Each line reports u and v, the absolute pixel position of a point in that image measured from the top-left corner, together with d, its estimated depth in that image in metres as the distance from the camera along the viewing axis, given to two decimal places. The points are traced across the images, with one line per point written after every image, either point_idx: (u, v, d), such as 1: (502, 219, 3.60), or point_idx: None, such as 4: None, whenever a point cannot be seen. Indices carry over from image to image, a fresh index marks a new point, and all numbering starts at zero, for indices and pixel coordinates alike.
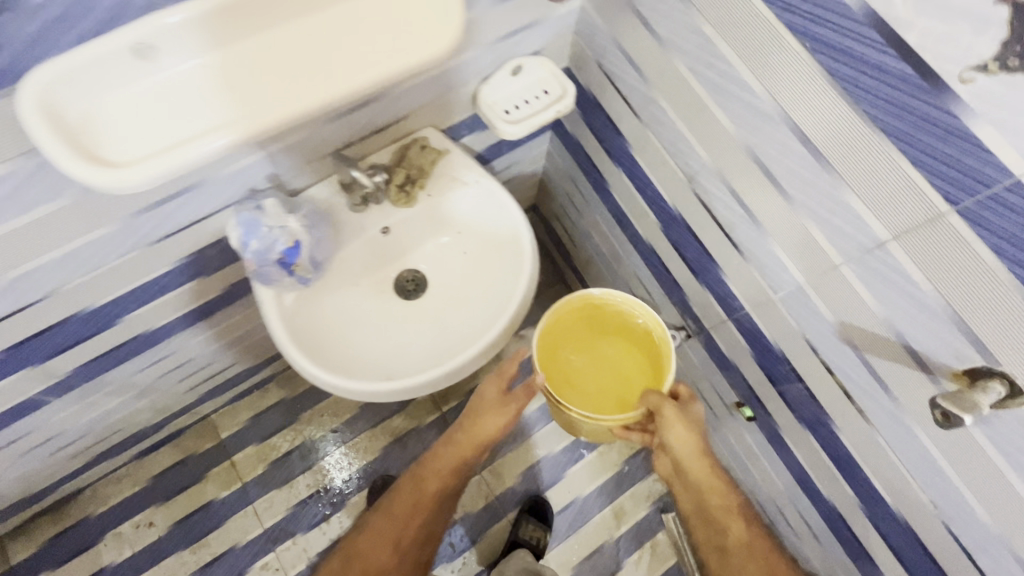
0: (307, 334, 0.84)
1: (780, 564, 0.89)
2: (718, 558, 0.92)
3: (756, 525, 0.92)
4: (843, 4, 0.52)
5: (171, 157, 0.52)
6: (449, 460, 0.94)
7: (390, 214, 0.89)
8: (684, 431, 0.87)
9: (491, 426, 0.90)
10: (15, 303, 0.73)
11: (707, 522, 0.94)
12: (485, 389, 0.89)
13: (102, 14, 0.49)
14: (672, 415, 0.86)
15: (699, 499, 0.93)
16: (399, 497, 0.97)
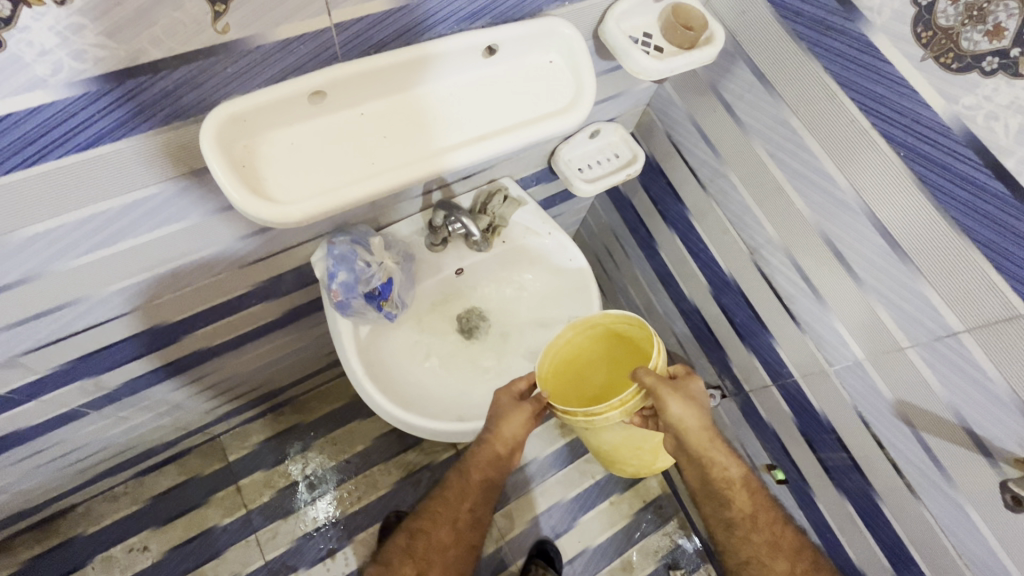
0: (378, 368, 0.85)
1: (784, 534, 0.87)
2: (723, 533, 0.87)
3: (762, 498, 0.87)
4: (940, 123, 0.59)
5: (331, 198, 0.55)
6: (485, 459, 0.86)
7: (466, 257, 0.91)
8: (679, 401, 0.76)
9: (521, 426, 0.82)
10: (100, 314, 0.73)
11: (711, 496, 0.86)
12: (501, 399, 0.82)
13: (291, 61, 0.52)
14: (666, 392, 0.75)
15: (705, 474, 0.83)
16: (445, 498, 0.90)
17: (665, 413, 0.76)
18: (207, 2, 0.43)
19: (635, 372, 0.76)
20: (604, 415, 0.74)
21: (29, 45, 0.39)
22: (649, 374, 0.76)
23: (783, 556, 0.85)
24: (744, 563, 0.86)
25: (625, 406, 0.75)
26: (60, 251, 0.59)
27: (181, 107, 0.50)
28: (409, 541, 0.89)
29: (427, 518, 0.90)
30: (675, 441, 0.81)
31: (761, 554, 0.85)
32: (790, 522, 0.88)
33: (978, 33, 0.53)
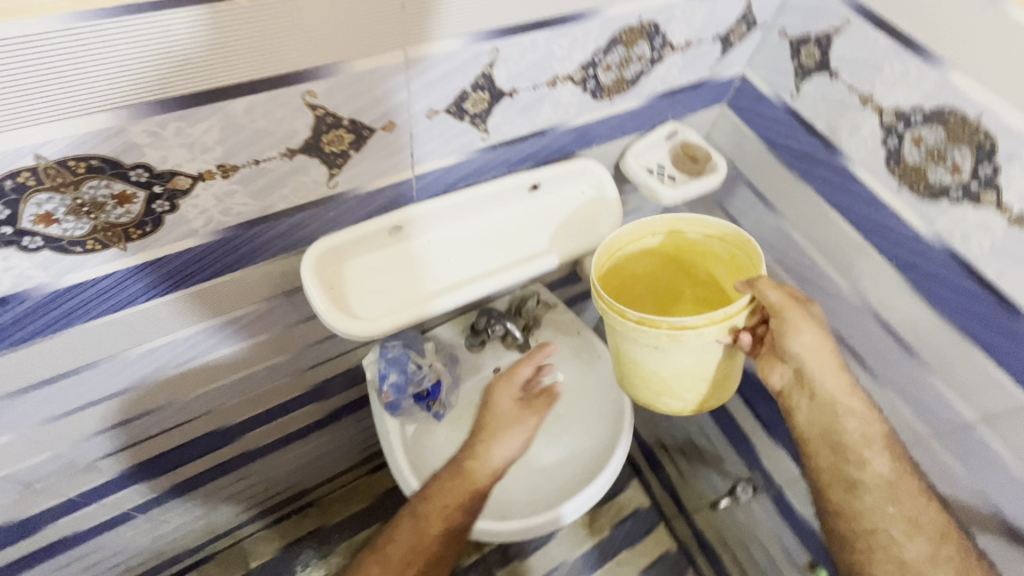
0: (423, 466, 0.88)
1: (927, 514, 0.65)
2: (843, 496, 0.67)
3: (906, 463, 0.67)
4: (923, 238, 0.69)
5: (407, 315, 0.64)
6: (457, 473, 0.74)
7: (502, 356, 0.98)
8: (808, 326, 0.65)
9: (505, 428, 0.75)
10: (177, 418, 0.79)
11: (829, 449, 0.67)
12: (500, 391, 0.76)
13: (378, 204, 0.63)
14: (795, 314, 0.64)
15: (831, 423, 0.67)
16: (395, 541, 0.72)
17: (790, 338, 0.65)
18: (326, 168, 0.55)
19: (753, 283, 0.65)
20: (700, 326, 0.63)
21: (195, 207, 0.50)
22: (767, 284, 0.65)
23: (923, 539, 0.64)
24: (892, 564, 0.64)
25: (729, 321, 0.64)
26: (161, 362, 0.67)
27: (288, 244, 0.61)
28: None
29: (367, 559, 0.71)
30: (792, 376, 0.69)
31: (894, 531, 0.65)
32: (934, 498, 0.67)
33: (941, 170, 0.64)
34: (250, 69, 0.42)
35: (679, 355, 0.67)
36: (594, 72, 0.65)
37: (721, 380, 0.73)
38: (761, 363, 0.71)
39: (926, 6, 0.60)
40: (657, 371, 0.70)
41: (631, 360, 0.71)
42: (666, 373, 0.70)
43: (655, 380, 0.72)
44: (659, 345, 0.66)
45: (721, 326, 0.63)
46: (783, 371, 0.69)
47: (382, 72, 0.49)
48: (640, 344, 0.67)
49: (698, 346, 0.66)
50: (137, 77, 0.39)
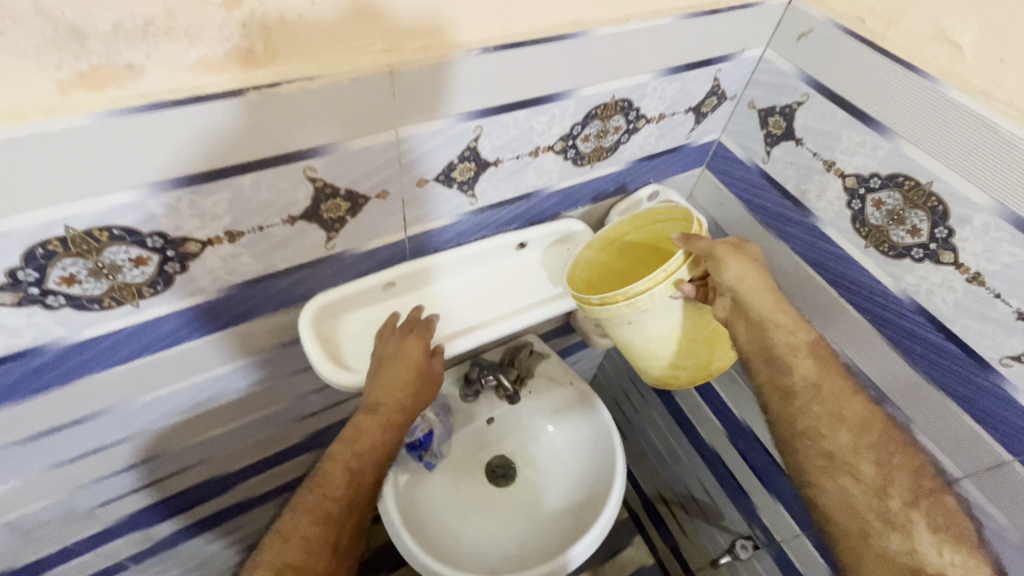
0: (416, 518, 0.89)
1: (854, 409, 0.68)
2: (778, 402, 0.71)
3: (832, 367, 0.71)
4: (892, 295, 0.72)
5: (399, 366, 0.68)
6: (382, 424, 0.69)
7: (496, 407, 1.00)
8: (736, 260, 0.71)
9: (413, 381, 0.68)
10: (177, 465, 0.81)
11: (766, 362, 0.71)
12: (406, 349, 0.67)
13: (374, 263, 0.68)
14: (724, 251, 0.71)
15: (761, 339, 0.71)
16: (329, 495, 0.66)
17: (720, 273, 0.70)
18: (325, 232, 0.60)
19: (687, 238, 0.71)
20: (645, 288, 0.71)
21: (203, 268, 0.54)
22: (698, 237, 0.71)
23: (849, 428, 0.67)
24: (824, 458, 0.67)
25: (673, 277, 0.71)
26: (163, 412, 0.70)
27: (287, 300, 0.65)
28: (272, 550, 0.62)
29: (293, 519, 0.64)
30: (732, 307, 0.73)
31: (821, 426, 0.68)
32: (862, 396, 0.70)
33: (903, 231, 0.67)
34: (256, 151, 0.48)
35: (651, 321, 0.75)
36: (574, 142, 0.71)
37: (712, 340, 0.80)
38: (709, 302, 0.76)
39: (875, 85, 0.65)
40: (646, 346, 0.78)
41: (624, 342, 0.80)
42: (655, 346, 0.78)
43: (651, 356, 0.80)
44: (630, 318, 0.74)
45: (668, 285, 0.71)
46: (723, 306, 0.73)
47: (375, 149, 0.55)
48: (616, 323, 0.75)
49: (661, 310, 0.74)
50: (158, 161, 0.44)
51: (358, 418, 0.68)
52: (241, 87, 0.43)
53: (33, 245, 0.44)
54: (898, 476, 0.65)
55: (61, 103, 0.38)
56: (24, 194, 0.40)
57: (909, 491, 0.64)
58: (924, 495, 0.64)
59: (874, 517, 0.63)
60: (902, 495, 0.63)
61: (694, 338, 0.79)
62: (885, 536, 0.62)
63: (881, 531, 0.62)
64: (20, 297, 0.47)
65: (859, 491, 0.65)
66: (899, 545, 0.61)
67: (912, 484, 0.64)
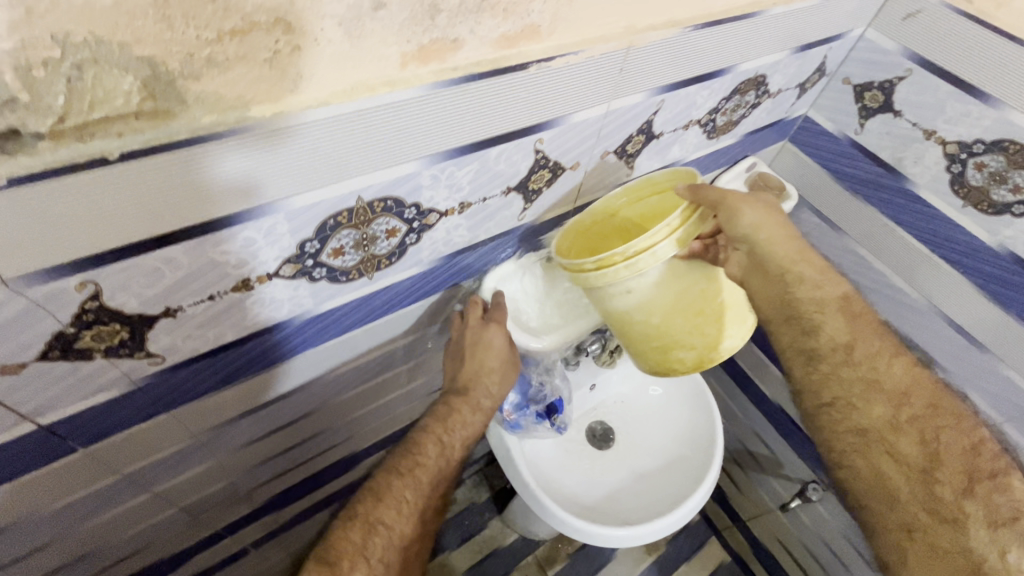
0: (541, 479, 0.94)
1: (890, 373, 0.61)
2: (803, 366, 0.65)
3: (866, 323, 0.64)
4: (988, 248, 0.81)
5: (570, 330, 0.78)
6: (472, 407, 0.73)
7: (598, 373, 1.05)
8: (750, 206, 0.64)
9: (497, 368, 0.74)
10: (324, 443, 0.83)
11: (785, 321, 0.66)
12: (499, 338, 0.72)
13: (541, 234, 0.73)
14: (734, 197, 0.63)
15: (781, 293, 0.66)
16: (421, 462, 0.68)
17: (733, 219, 0.63)
18: (523, 204, 0.63)
19: (692, 185, 0.62)
20: (648, 245, 0.60)
21: (431, 239, 0.57)
22: (705, 186, 0.61)
23: (884, 399, 0.60)
24: (853, 434, 0.61)
25: (677, 233, 0.61)
26: (341, 386, 0.72)
27: (468, 271, 0.68)
28: (367, 506, 0.63)
29: (385, 480, 0.65)
30: (746, 261, 0.67)
31: (853, 397, 0.62)
32: (903, 355, 0.62)
33: (1004, 189, 0.77)
34: (500, 129, 0.50)
35: (652, 288, 0.64)
36: (715, 116, 0.76)
37: (721, 314, 0.67)
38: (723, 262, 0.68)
39: (984, 60, 0.73)
40: (644, 321, 0.67)
41: (617, 318, 0.69)
42: (657, 321, 0.66)
43: (653, 334, 0.68)
44: (629, 285, 0.64)
45: (672, 241, 0.61)
46: (734, 262, 0.68)
47: (588, 122, 0.58)
48: (611, 292, 0.65)
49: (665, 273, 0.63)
50: (440, 134, 0.46)
51: (450, 399, 0.73)
52: (525, 61, 0.46)
53: (327, 217, 0.45)
54: (947, 456, 0.56)
55: (399, 75, 0.40)
56: (343, 164, 0.42)
57: (961, 475, 0.54)
58: (982, 480, 0.53)
59: (922, 509, 0.55)
60: (952, 483, 0.54)
61: (700, 310, 0.66)
62: (934, 529, 0.53)
63: (929, 525, 0.54)
64: (297, 269, 0.48)
65: (901, 475, 0.57)
66: (951, 541, 0.52)
67: (967, 467, 0.55)
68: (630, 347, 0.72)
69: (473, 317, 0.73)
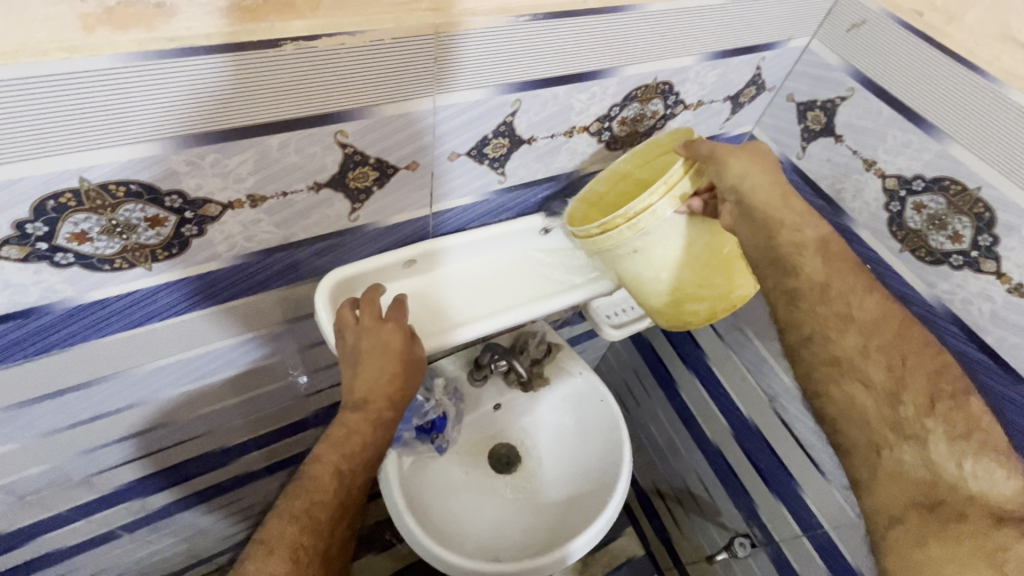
0: (417, 502, 0.87)
1: (866, 310, 0.52)
2: (782, 306, 0.56)
3: (845, 266, 0.54)
4: (925, 301, 0.70)
5: (445, 336, 0.68)
6: (371, 422, 0.63)
7: (504, 392, 0.96)
8: (739, 157, 0.57)
9: (399, 374, 0.63)
10: (175, 435, 0.78)
11: (770, 269, 0.55)
12: (392, 337, 0.62)
13: (397, 239, 0.66)
14: (720, 148, 0.57)
15: (762, 244, 0.55)
16: (318, 500, 0.58)
17: (718, 171, 0.57)
18: (350, 203, 0.57)
19: (684, 142, 0.59)
20: (647, 204, 0.60)
21: (221, 232, 0.52)
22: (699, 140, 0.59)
23: (856, 330, 0.52)
24: (830, 364, 0.53)
25: (676, 191, 0.60)
26: (172, 379, 0.67)
27: (302, 272, 0.63)
28: (255, 562, 0.53)
29: (278, 526, 0.56)
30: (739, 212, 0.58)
31: (827, 329, 0.53)
32: (875, 289, 0.54)
33: (943, 237, 0.66)
34: (280, 112, 0.45)
35: (661, 245, 0.63)
36: (610, 124, 0.68)
37: (730, 265, 0.67)
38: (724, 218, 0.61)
39: (928, 84, 0.62)
40: (656, 279, 0.66)
41: (629, 281, 0.68)
42: (666, 278, 0.66)
43: (665, 292, 0.67)
44: (635, 245, 0.63)
45: (671, 199, 0.60)
46: (726, 215, 0.57)
47: (411, 117, 0.52)
48: (618, 254, 0.65)
49: (668, 230, 0.63)
50: (181, 113, 0.41)
51: (345, 415, 0.62)
52: (278, 38, 0.40)
53: (43, 197, 0.41)
54: (912, 376, 0.50)
55: (84, 41, 0.35)
56: (43, 137, 0.38)
57: (925, 395, 0.49)
58: (943, 399, 0.49)
59: (886, 429, 0.50)
60: (916, 402, 0.49)
61: (709, 262, 0.65)
62: (898, 448, 0.49)
63: (894, 443, 0.49)
64: (28, 252, 0.44)
65: (869, 400, 0.51)
66: (913, 459, 0.48)
67: (930, 388, 0.49)
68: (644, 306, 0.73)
69: (366, 316, 0.63)
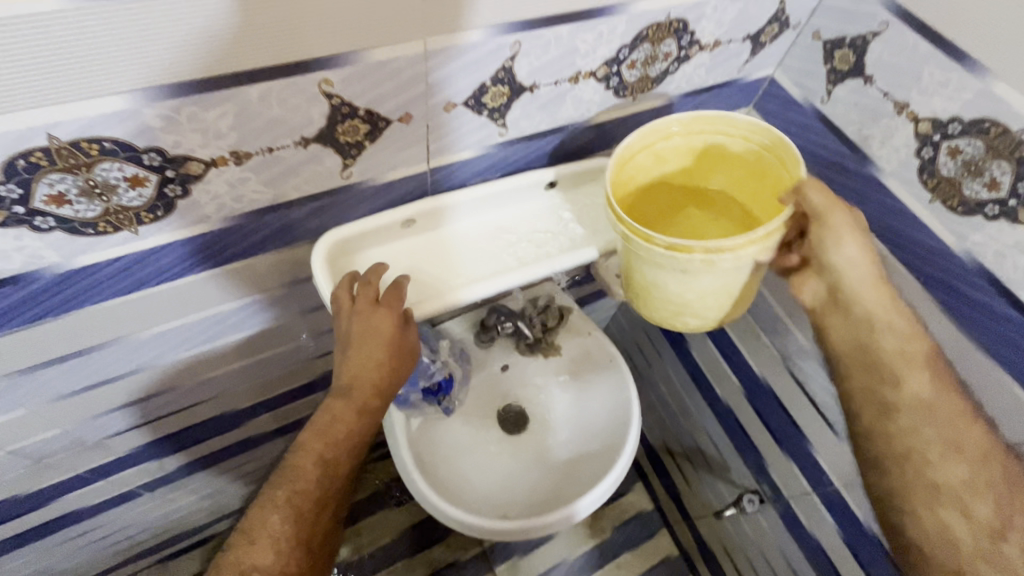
0: (426, 461, 0.88)
1: (972, 436, 0.53)
2: (872, 412, 0.56)
3: (950, 385, 0.55)
4: (954, 255, 0.66)
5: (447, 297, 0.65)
6: (358, 409, 0.61)
7: (511, 354, 0.99)
8: (857, 238, 0.56)
9: (388, 358, 0.60)
10: (185, 399, 0.79)
11: (865, 369, 0.57)
12: (377, 321, 0.59)
13: (394, 198, 0.63)
14: (843, 221, 0.55)
15: (863, 341, 0.57)
16: (299, 492, 0.58)
17: (835, 247, 0.56)
18: (341, 159, 0.54)
19: (798, 191, 0.56)
20: (736, 247, 0.55)
21: (207, 192, 0.49)
22: (812, 193, 0.56)
23: (961, 457, 0.52)
24: (927, 487, 0.53)
25: (769, 240, 0.55)
26: (175, 344, 0.67)
27: (298, 234, 0.61)
28: (238, 552, 0.56)
29: (261, 516, 0.57)
30: (826, 292, 0.59)
31: (927, 450, 0.53)
32: (981, 420, 0.54)
33: (978, 184, 0.61)
34: (259, 58, 0.41)
35: (713, 275, 0.58)
36: (618, 69, 0.63)
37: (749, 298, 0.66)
38: (798, 282, 0.61)
39: (971, 13, 0.56)
40: (681, 296, 0.61)
41: (649, 286, 0.62)
42: (693, 297, 0.61)
43: (679, 303, 0.62)
44: (688, 269, 0.57)
45: (761, 247, 0.55)
46: (812, 288, 0.60)
47: (402, 62, 0.48)
48: (664, 269, 0.58)
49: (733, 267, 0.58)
50: (151, 59, 0.38)
51: (332, 401, 0.61)
52: None
53: (12, 156, 0.39)
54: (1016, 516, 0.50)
55: None
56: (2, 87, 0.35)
57: None
58: None
59: (976, 559, 0.49)
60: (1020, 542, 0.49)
61: (739, 296, 0.63)
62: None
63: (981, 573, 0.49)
64: (7, 215, 0.42)
65: (967, 531, 0.50)
66: None
67: None
68: (640, 305, 0.67)
69: (363, 297, 0.60)
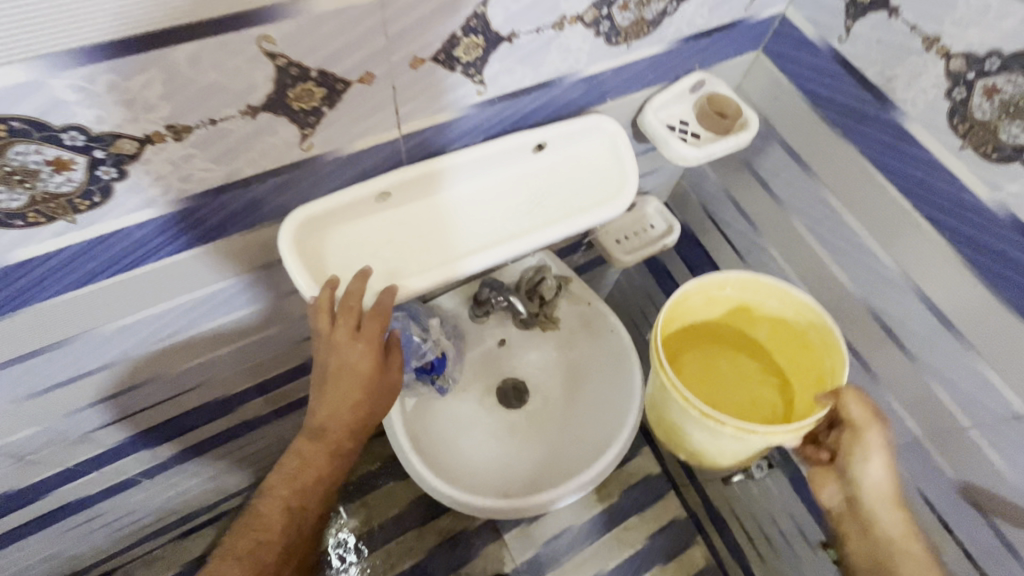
0: (425, 442, 0.85)
1: None
2: None
3: None
4: (984, 208, 0.60)
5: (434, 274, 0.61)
6: (328, 454, 0.60)
7: (508, 327, 0.95)
8: (881, 462, 0.64)
9: (364, 399, 0.59)
10: (169, 390, 0.76)
11: (875, 555, 0.66)
12: (353, 356, 0.57)
13: (364, 171, 0.58)
14: (874, 440, 0.63)
15: (879, 545, 0.66)
16: (263, 539, 0.59)
17: (862, 463, 0.65)
18: (298, 128, 0.48)
19: (839, 398, 0.63)
20: (773, 434, 0.60)
21: (148, 172, 0.44)
22: (852, 403, 0.63)
23: None
24: None
25: (802, 432, 0.60)
26: (147, 335, 0.63)
27: (262, 215, 0.56)
28: None
29: (221, 564, 0.58)
30: (846, 500, 0.68)
31: None
32: None
33: (1018, 127, 0.54)
34: (183, 10, 0.35)
35: (741, 445, 0.63)
36: (609, 12, 0.56)
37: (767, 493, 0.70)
38: (823, 479, 0.69)
39: None
40: (701, 445, 0.67)
41: (677, 428, 0.68)
42: (710, 449, 0.67)
43: (699, 449, 0.68)
44: (715, 432, 0.63)
45: (793, 436, 0.60)
46: (838, 489, 0.68)
47: (353, 12, 0.41)
48: (690, 423, 0.65)
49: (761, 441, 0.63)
50: (47, 16, 0.32)
51: (302, 445, 0.60)
52: None
53: None
54: None
55: None
56: None
57: None
58: None
59: None
60: None
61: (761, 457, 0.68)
62: None
63: None
64: None
65: None
66: None
67: None
68: (661, 432, 0.73)
69: (339, 329, 0.56)
